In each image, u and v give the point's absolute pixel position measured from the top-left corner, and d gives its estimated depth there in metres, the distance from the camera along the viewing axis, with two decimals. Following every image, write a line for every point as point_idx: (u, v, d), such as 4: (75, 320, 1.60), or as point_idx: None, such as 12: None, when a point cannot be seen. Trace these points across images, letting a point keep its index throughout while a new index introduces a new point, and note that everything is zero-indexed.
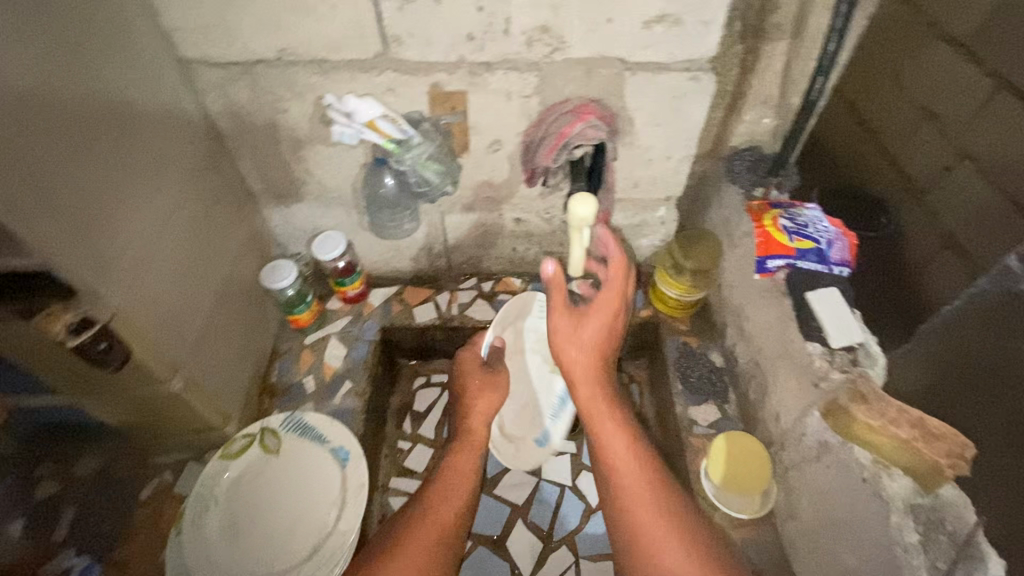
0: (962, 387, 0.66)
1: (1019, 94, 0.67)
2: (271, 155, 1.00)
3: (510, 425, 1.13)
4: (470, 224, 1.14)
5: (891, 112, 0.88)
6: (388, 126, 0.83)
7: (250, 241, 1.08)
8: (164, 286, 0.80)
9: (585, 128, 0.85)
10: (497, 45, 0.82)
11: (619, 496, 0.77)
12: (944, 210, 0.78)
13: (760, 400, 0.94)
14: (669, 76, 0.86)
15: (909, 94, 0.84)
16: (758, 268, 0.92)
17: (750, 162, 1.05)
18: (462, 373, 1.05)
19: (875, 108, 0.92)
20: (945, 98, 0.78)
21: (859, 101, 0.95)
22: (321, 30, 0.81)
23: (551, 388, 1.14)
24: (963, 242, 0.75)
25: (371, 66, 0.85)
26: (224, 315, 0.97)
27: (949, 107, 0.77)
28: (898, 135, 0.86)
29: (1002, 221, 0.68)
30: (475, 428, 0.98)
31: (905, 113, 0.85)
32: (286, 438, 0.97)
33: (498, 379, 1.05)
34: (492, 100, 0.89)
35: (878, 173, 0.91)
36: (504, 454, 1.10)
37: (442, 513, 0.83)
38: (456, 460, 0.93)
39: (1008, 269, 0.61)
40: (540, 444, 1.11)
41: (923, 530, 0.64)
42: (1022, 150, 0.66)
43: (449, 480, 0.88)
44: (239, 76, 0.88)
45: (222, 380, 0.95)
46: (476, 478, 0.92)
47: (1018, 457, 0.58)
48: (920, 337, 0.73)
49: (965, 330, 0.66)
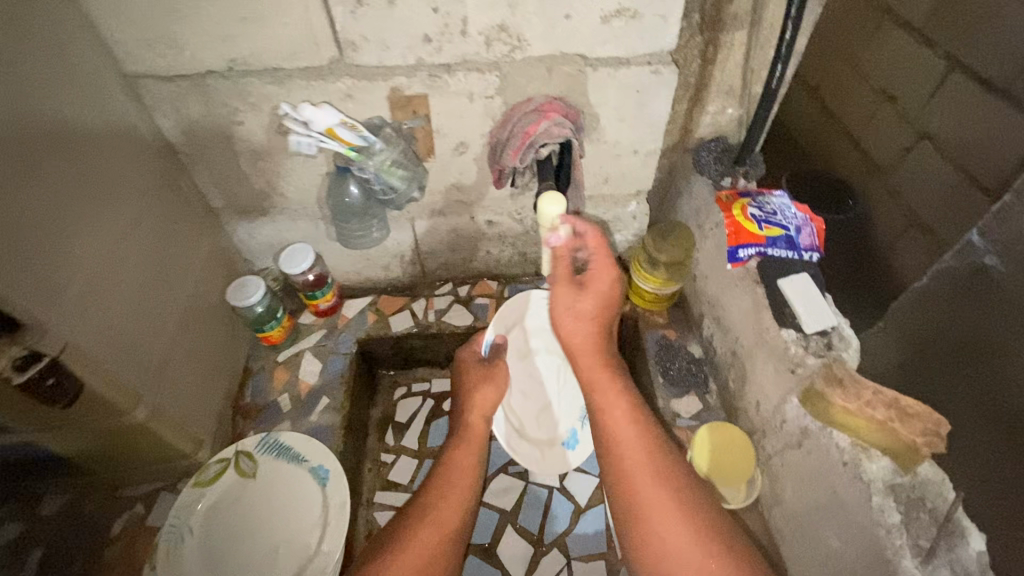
0: (931, 368, 0.73)
1: None
2: (229, 169, 0.96)
3: (532, 430, 1.07)
4: (442, 229, 1.12)
5: None
6: (348, 133, 0.80)
7: (215, 259, 1.04)
8: (118, 313, 0.75)
9: (551, 126, 0.84)
10: (455, 46, 0.81)
11: (624, 472, 0.76)
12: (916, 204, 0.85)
13: (739, 389, 0.94)
14: (631, 70, 0.85)
15: None
16: (730, 258, 0.91)
17: (716, 153, 1.05)
18: (461, 369, 1.02)
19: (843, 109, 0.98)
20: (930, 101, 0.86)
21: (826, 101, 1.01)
22: (272, 37, 0.78)
23: (566, 386, 1.09)
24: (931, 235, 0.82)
25: (327, 73, 0.83)
26: (190, 338, 0.93)
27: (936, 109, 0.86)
28: None
29: None
30: (473, 423, 0.94)
31: None
32: (262, 461, 0.94)
33: (498, 375, 1.00)
34: (454, 102, 0.88)
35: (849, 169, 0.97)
36: (527, 458, 1.04)
37: (444, 514, 0.80)
38: (453, 458, 0.88)
39: (972, 245, 0.69)
40: (569, 446, 1.06)
41: (904, 509, 0.64)
42: None
43: (453, 477, 0.85)
44: (189, 89, 0.84)
45: (190, 406, 0.91)
46: (477, 474, 0.88)
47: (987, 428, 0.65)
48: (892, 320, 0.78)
49: (934, 314, 0.73)
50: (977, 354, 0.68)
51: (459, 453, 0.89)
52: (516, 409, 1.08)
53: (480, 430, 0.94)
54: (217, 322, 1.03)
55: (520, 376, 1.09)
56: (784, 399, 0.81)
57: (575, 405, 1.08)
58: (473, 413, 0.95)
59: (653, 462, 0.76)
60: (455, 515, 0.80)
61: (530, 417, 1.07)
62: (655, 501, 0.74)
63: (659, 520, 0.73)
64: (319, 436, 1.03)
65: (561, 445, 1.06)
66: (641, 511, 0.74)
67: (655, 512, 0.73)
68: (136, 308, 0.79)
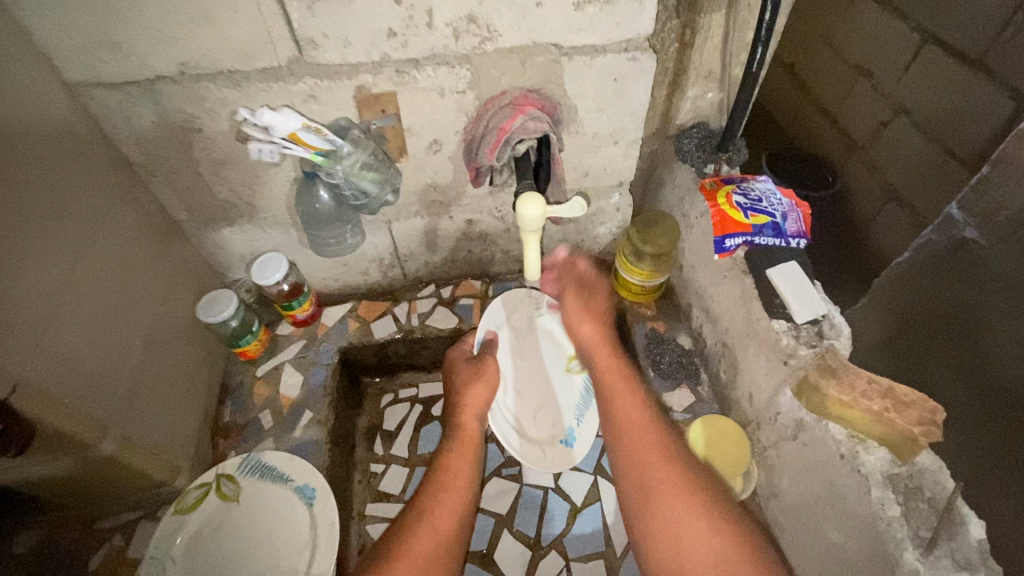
0: (920, 341, 0.71)
1: (955, 55, 0.78)
2: (191, 180, 0.91)
3: (531, 429, 1.01)
4: (420, 230, 1.08)
5: (826, 74, 1.00)
6: (313, 138, 0.75)
7: (184, 274, 0.99)
8: (74, 341, 0.70)
9: (526, 121, 0.79)
10: (422, 40, 0.76)
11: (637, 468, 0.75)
12: (882, 162, 0.92)
13: (731, 381, 0.93)
14: (607, 58, 0.82)
15: (845, 56, 0.96)
16: (718, 249, 0.89)
17: (698, 140, 1.03)
18: (451, 370, 0.98)
19: (813, 70, 1.03)
20: (879, 60, 0.91)
21: (797, 63, 1.05)
22: (226, 38, 0.73)
23: (560, 383, 1.04)
24: (904, 193, 0.87)
25: (286, 74, 0.78)
26: (160, 359, 0.88)
27: (884, 70, 0.90)
28: (835, 97, 1.00)
29: (936, 171, 0.82)
30: (466, 425, 0.90)
31: (840, 74, 0.98)
32: (244, 483, 0.90)
33: (486, 371, 0.95)
34: (424, 99, 0.83)
35: (819, 134, 1.04)
36: (529, 457, 0.96)
37: (441, 520, 0.77)
38: (446, 463, 0.85)
39: (952, 219, 0.68)
40: (567, 444, 0.99)
41: (903, 500, 0.63)
42: (953, 104, 0.79)
43: (447, 481, 0.82)
44: (139, 97, 0.78)
45: (165, 431, 0.87)
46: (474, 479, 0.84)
47: (975, 399, 0.64)
48: (874, 290, 0.77)
49: (918, 280, 0.72)
50: (963, 324, 0.66)
51: (454, 456, 0.86)
52: (511, 409, 1.02)
53: (473, 431, 0.90)
54: (188, 340, 0.98)
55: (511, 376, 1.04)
56: (779, 390, 0.79)
57: (571, 402, 1.03)
58: (463, 415, 0.91)
59: (659, 450, 0.75)
60: (451, 524, 0.77)
61: (525, 417, 1.02)
62: (661, 488, 0.71)
63: (667, 506, 0.70)
64: (304, 451, 0.99)
65: (558, 444, 0.99)
66: (648, 500, 0.71)
67: (663, 499, 0.71)
68: (96, 334, 0.74)
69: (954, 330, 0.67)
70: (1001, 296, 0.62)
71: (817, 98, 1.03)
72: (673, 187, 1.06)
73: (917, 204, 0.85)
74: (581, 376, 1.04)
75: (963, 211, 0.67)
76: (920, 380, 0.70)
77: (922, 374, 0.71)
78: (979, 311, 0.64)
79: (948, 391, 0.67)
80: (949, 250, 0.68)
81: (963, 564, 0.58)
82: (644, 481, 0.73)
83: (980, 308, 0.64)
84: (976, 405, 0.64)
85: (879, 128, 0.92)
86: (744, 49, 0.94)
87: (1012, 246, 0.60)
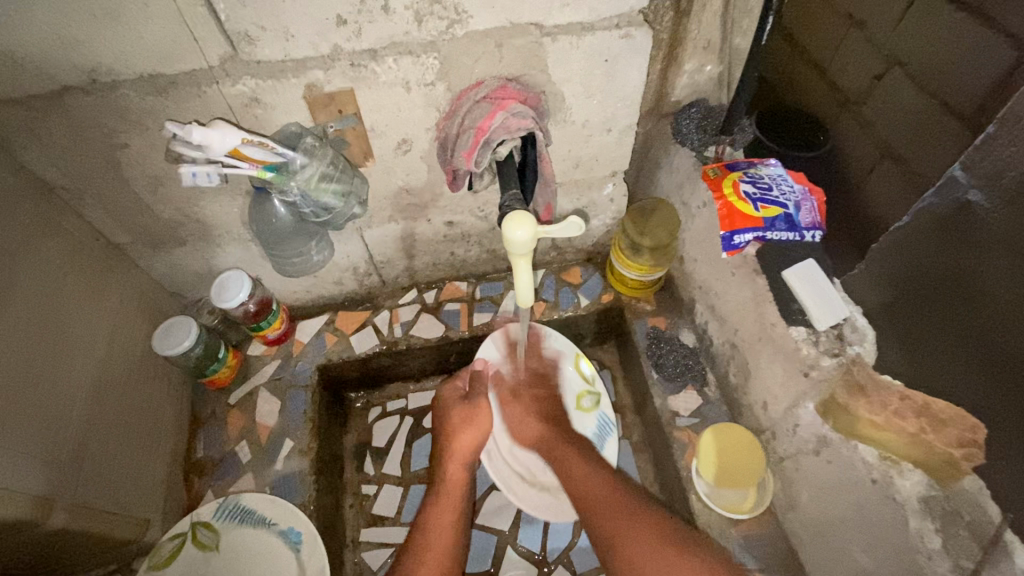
0: (925, 308, 0.63)
1: None
2: (126, 201, 0.79)
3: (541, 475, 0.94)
4: (396, 235, 0.98)
5: (823, 26, 0.87)
6: (258, 151, 0.65)
7: (135, 303, 0.88)
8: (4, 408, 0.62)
9: (507, 118, 0.69)
10: (378, 27, 0.65)
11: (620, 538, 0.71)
12: (880, 119, 0.80)
13: (742, 384, 0.86)
14: (597, 37, 0.71)
15: (838, 6, 0.84)
16: (725, 247, 0.82)
17: (698, 119, 0.93)
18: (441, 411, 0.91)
19: (806, 26, 0.91)
20: (871, 8, 0.79)
21: (793, 23, 0.94)
22: (140, 38, 0.61)
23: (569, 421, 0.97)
24: (900, 151, 0.77)
25: (220, 76, 0.66)
26: (110, 407, 0.80)
27: (878, 16, 0.78)
28: (830, 50, 0.87)
29: (936, 125, 0.71)
30: (451, 475, 0.85)
31: (835, 25, 0.85)
32: (224, 530, 0.83)
33: (476, 418, 0.88)
34: (387, 95, 0.72)
35: (813, 93, 0.91)
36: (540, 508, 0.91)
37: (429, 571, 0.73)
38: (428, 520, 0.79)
39: (953, 180, 0.58)
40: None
41: (940, 526, 0.59)
42: (946, 53, 0.68)
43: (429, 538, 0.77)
44: (45, 111, 0.66)
45: (122, 484, 0.79)
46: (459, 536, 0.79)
47: (986, 386, 0.57)
48: (873, 258, 0.69)
49: (918, 248, 0.63)
50: (970, 293, 0.58)
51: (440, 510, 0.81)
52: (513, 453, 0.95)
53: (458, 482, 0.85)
54: (146, 377, 0.88)
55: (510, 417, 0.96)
56: (800, 402, 0.74)
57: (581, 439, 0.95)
58: (451, 464, 0.86)
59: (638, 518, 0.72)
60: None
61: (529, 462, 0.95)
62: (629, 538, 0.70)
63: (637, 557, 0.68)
64: (286, 486, 0.91)
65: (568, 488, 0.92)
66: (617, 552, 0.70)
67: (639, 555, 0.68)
68: (23, 398, 0.65)
69: (948, 297, 0.60)
70: (1001, 258, 0.54)
71: (809, 54, 0.91)
72: (671, 172, 0.97)
73: (918, 165, 0.74)
74: (590, 413, 0.97)
75: (967, 172, 0.56)
76: (923, 359, 0.63)
77: (921, 352, 0.63)
78: (987, 279, 0.56)
79: (954, 378, 0.60)
80: (951, 219, 0.59)
81: None
82: (614, 536, 0.71)
83: (978, 269, 0.56)
84: (980, 382, 0.57)
85: (873, 82, 0.80)
86: (747, 14, 0.83)
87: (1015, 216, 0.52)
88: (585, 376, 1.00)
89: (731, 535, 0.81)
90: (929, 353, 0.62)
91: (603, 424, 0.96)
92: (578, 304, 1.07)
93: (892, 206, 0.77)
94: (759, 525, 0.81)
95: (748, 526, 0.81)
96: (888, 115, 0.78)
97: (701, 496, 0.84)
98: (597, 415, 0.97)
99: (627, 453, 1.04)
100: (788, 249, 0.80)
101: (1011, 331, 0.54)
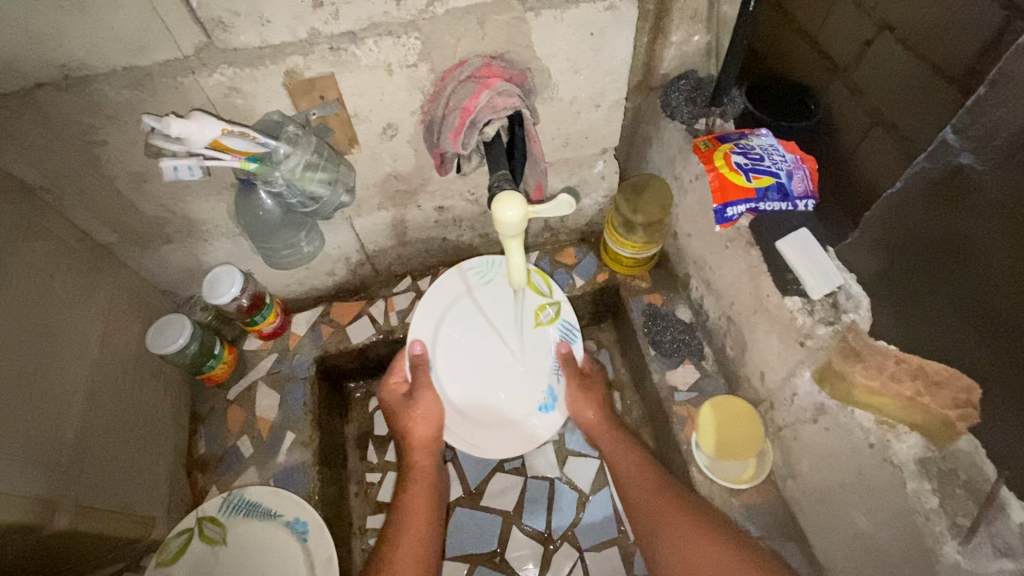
0: (915, 273, 0.63)
1: None
2: (110, 200, 0.78)
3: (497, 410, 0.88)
4: (387, 223, 0.97)
5: None
6: (240, 142, 0.63)
7: (126, 302, 0.87)
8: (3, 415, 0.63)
9: (492, 97, 0.67)
10: (356, 8, 0.63)
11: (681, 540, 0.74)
12: (868, 85, 0.76)
13: (739, 356, 0.87)
14: (581, 10, 0.70)
15: None
16: (719, 220, 0.81)
17: (688, 92, 0.91)
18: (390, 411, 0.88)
19: None
20: None
21: None
22: (109, 29, 0.59)
23: (529, 343, 0.91)
24: (890, 117, 0.73)
25: (197, 65, 0.64)
26: (106, 412, 0.79)
27: None
28: (816, 14, 0.82)
29: (926, 90, 0.68)
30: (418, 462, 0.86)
31: None
32: (230, 524, 0.83)
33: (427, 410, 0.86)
34: (369, 78, 0.70)
35: (799, 58, 0.87)
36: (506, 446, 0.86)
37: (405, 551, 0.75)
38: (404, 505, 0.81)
39: (944, 144, 0.57)
40: (547, 409, 0.88)
41: (939, 486, 0.60)
42: (936, 14, 0.64)
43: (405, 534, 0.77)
44: (18, 110, 0.64)
45: (123, 484, 0.79)
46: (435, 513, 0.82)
47: (976, 347, 0.57)
48: (865, 226, 0.68)
49: (911, 214, 0.62)
50: (954, 256, 0.58)
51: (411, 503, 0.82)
52: (467, 399, 0.88)
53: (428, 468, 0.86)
54: (143, 376, 0.88)
55: (459, 370, 0.89)
56: (797, 370, 0.75)
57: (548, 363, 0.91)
58: (416, 452, 0.86)
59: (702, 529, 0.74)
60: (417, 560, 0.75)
61: (486, 403, 0.88)
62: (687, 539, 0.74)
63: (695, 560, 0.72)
64: (290, 478, 0.91)
65: (535, 412, 0.88)
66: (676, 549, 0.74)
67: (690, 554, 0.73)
68: (11, 406, 0.64)
69: (943, 261, 0.59)
70: (1000, 221, 0.52)
71: (793, 19, 0.87)
72: (663, 147, 0.96)
73: (907, 130, 0.71)
74: (551, 325, 0.92)
75: (959, 135, 0.55)
76: (913, 324, 0.63)
77: (912, 319, 0.63)
78: (972, 242, 0.56)
79: (945, 346, 0.60)
80: (943, 181, 0.58)
81: (1003, 550, 0.54)
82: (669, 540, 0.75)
83: (973, 232, 0.55)
84: (981, 344, 0.56)
85: (862, 50, 0.76)
86: None
87: (1012, 174, 0.51)
88: (541, 290, 0.93)
89: (734, 505, 0.82)
90: (917, 321, 0.62)
91: (563, 330, 0.92)
92: (574, 284, 1.07)
93: (880, 176, 0.76)
94: (760, 493, 0.82)
95: (750, 495, 0.83)
96: (879, 81, 0.74)
97: (701, 468, 0.84)
98: (558, 326, 0.92)
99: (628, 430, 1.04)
100: (781, 220, 0.80)
101: (1007, 294, 0.53)
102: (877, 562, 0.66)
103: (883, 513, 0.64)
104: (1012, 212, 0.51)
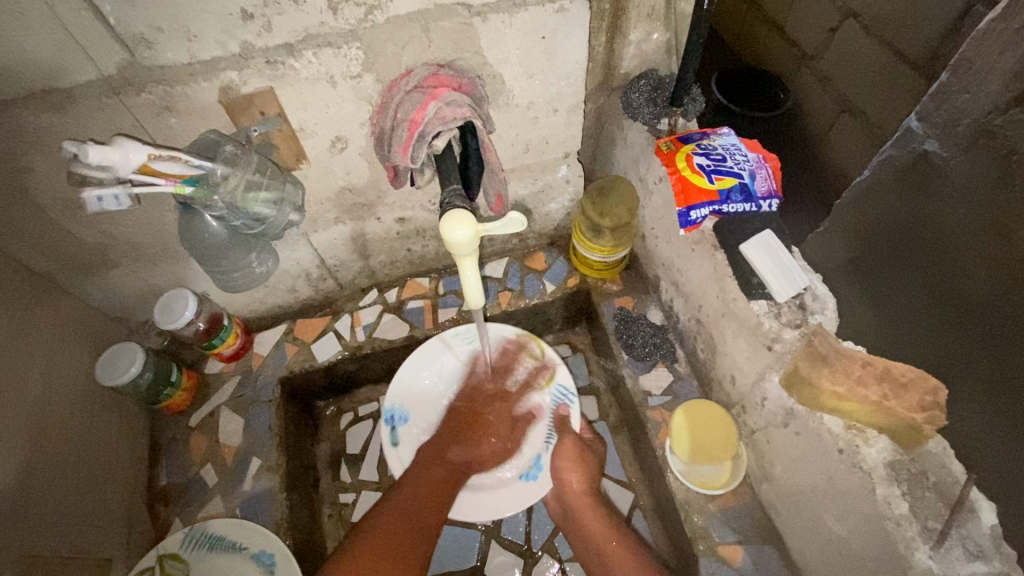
0: (888, 257, 0.60)
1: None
2: (46, 229, 0.74)
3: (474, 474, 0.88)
4: (347, 237, 0.94)
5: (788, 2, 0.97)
6: (173, 166, 0.60)
7: (73, 332, 0.83)
8: None
9: (440, 108, 0.64)
10: (290, 19, 0.60)
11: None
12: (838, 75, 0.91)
13: (710, 359, 0.86)
14: (530, 13, 0.68)
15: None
16: (683, 222, 0.79)
17: (648, 90, 0.88)
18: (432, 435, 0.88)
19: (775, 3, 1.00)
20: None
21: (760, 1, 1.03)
22: (19, 50, 0.55)
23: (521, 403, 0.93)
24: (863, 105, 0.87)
25: (123, 85, 0.60)
26: (50, 454, 0.74)
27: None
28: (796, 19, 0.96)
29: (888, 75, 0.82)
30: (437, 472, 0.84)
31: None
32: (194, 561, 0.79)
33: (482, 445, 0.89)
34: (311, 91, 0.67)
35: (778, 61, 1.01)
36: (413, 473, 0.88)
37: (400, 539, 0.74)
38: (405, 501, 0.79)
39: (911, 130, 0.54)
40: (529, 477, 0.87)
41: (909, 489, 0.60)
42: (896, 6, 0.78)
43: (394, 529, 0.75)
44: None
45: (73, 527, 0.75)
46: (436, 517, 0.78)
47: (946, 333, 0.55)
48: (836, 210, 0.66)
49: (879, 202, 0.59)
50: (925, 242, 0.55)
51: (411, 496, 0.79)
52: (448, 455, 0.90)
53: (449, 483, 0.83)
54: (93, 410, 0.84)
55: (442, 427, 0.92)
56: (766, 374, 0.74)
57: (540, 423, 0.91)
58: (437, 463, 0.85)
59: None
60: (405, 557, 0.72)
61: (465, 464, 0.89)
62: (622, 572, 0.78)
63: None
64: (255, 507, 0.87)
65: (518, 479, 0.87)
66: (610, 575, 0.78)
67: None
68: None
69: (921, 250, 0.56)
70: (974, 207, 0.49)
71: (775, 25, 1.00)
72: (626, 147, 0.93)
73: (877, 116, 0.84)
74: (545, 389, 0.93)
75: (924, 122, 0.53)
76: (890, 311, 0.61)
77: (887, 306, 0.61)
78: (940, 229, 0.53)
79: (923, 331, 0.58)
80: (910, 170, 0.55)
81: (975, 553, 0.55)
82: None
83: (945, 215, 0.52)
84: (959, 333, 0.54)
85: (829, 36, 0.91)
86: None
87: (979, 164, 0.48)
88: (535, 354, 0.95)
89: (711, 511, 0.81)
90: (894, 307, 0.60)
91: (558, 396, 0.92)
92: (545, 290, 1.05)
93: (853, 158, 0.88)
94: (736, 497, 0.81)
95: (726, 500, 0.81)
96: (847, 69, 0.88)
97: (676, 474, 0.83)
98: (554, 389, 0.93)
99: (606, 435, 1.02)
100: (746, 220, 0.79)
101: (979, 280, 0.50)
102: (851, 566, 0.65)
103: (855, 517, 0.64)
104: (989, 202, 0.48)
